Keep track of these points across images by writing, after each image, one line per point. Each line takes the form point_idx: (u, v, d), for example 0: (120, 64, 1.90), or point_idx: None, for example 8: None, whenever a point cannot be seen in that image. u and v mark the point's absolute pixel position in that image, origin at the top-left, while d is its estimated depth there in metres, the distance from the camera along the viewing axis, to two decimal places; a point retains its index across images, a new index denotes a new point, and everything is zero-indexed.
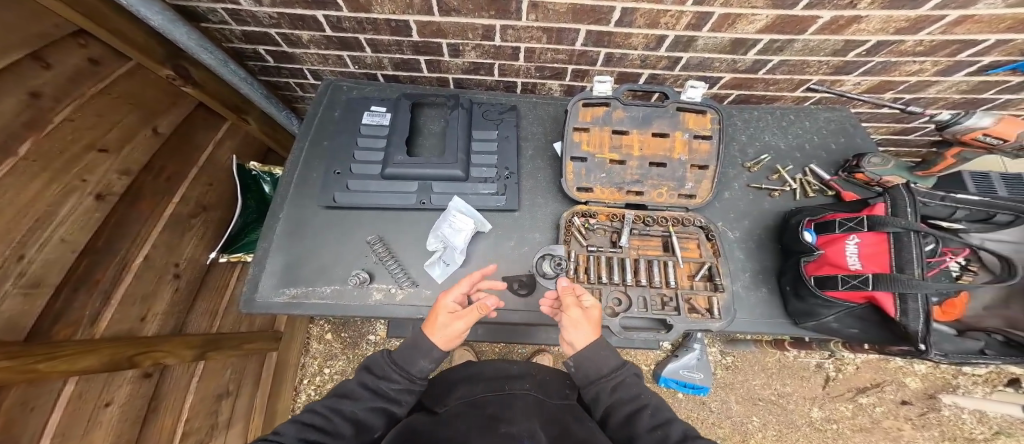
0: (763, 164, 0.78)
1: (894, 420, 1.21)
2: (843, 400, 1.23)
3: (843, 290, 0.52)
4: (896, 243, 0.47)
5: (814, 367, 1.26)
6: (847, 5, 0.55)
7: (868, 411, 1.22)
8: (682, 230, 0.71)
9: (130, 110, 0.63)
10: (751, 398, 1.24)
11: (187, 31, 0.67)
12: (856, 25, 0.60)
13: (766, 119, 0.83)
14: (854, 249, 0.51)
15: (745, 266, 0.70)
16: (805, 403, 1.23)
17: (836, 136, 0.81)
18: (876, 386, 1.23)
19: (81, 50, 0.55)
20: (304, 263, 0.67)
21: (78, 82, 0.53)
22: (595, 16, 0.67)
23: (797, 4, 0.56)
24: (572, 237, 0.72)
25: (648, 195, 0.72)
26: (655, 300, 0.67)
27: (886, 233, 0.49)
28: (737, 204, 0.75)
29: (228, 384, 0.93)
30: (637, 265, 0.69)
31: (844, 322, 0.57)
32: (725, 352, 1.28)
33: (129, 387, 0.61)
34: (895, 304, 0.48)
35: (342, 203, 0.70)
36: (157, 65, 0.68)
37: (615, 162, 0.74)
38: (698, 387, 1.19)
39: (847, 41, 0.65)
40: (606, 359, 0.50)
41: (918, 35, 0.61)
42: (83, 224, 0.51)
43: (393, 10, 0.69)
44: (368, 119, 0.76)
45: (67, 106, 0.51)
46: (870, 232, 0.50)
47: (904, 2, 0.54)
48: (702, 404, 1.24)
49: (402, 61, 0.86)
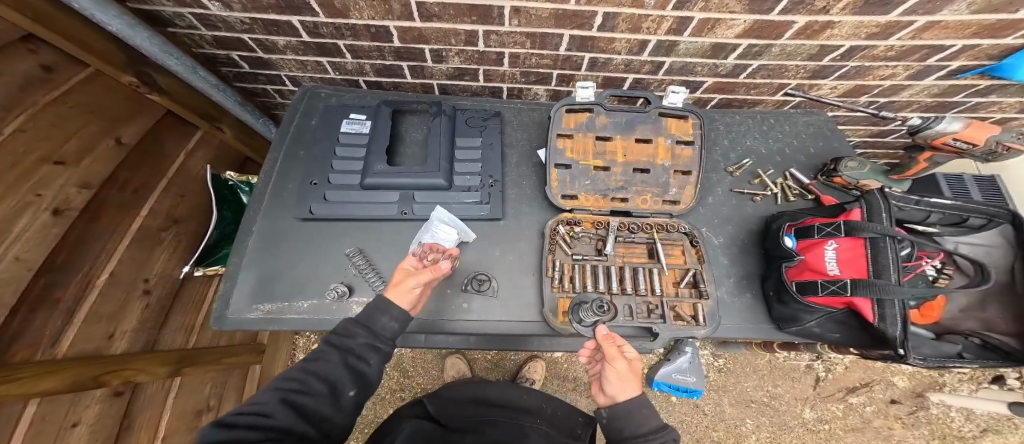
0: (745, 168, 0.78)
1: (885, 419, 1.21)
2: (834, 400, 1.24)
3: (823, 296, 0.51)
4: (873, 248, 0.47)
5: (805, 368, 1.27)
6: (819, 11, 0.56)
7: (858, 410, 1.23)
8: (667, 236, 0.71)
9: (90, 119, 0.60)
10: (744, 400, 1.24)
11: (150, 36, 0.65)
12: (830, 30, 0.60)
13: (748, 123, 0.84)
14: (833, 254, 0.51)
15: (729, 272, 0.70)
16: (798, 404, 1.23)
17: (816, 140, 0.82)
18: (865, 385, 1.24)
19: (32, 56, 0.53)
20: (280, 277, 0.64)
21: (30, 91, 0.51)
22: (577, 21, 0.66)
23: (773, 9, 0.57)
24: (556, 245, 0.71)
25: (632, 202, 0.72)
26: (641, 307, 0.66)
27: (862, 238, 0.49)
28: (721, 209, 0.75)
29: (209, 399, 0.90)
30: (622, 272, 0.68)
31: (829, 327, 0.56)
32: (717, 354, 1.28)
33: (98, 406, 0.58)
34: (873, 309, 0.47)
35: (320, 215, 0.68)
36: (118, 72, 0.65)
37: (599, 168, 0.73)
38: (691, 390, 1.18)
39: (822, 46, 0.66)
40: (645, 417, 0.47)
41: (891, 40, 0.62)
42: (40, 241, 0.48)
43: (371, 16, 0.68)
44: (347, 128, 0.75)
45: (19, 116, 0.48)
46: (847, 237, 0.50)
47: (876, 8, 0.55)
48: (695, 407, 1.24)
49: (384, 66, 0.85)
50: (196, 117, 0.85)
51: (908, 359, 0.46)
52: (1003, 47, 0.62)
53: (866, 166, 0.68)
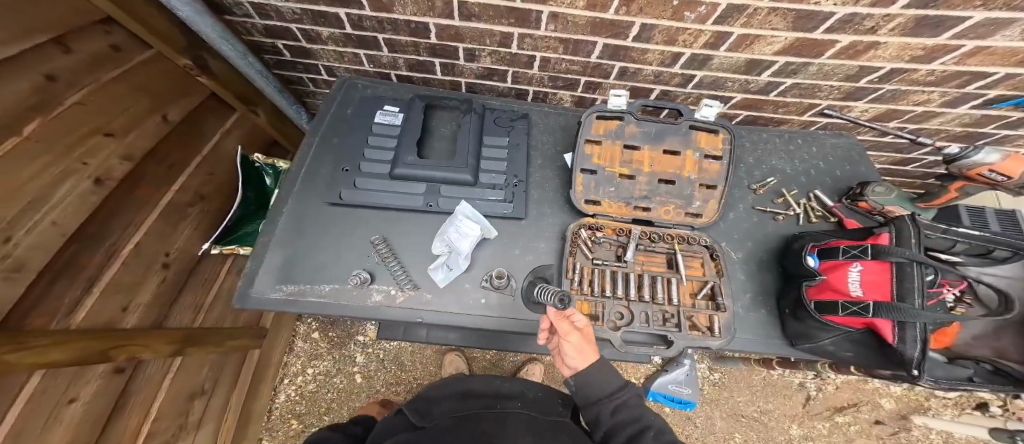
0: (769, 186, 0.79)
1: (867, 439, 1.22)
2: (821, 418, 1.24)
3: (842, 316, 0.53)
4: (898, 273, 0.48)
5: (797, 386, 1.27)
6: (867, 31, 0.57)
7: (843, 429, 1.23)
8: (687, 248, 0.72)
9: (144, 96, 0.61)
10: (735, 415, 1.24)
11: (212, 22, 0.67)
12: (874, 50, 0.62)
13: (774, 143, 0.85)
14: (857, 276, 0.52)
15: (745, 287, 0.71)
16: (787, 421, 1.24)
17: (842, 163, 0.83)
18: (852, 405, 1.25)
19: (105, 37, 0.55)
20: (305, 260, 0.65)
21: (97, 69, 0.52)
22: (614, 31, 0.68)
23: (819, 28, 0.58)
24: (577, 249, 0.71)
25: (655, 212, 0.73)
26: (657, 315, 0.66)
27: (889, 262, 0.49)
28: (741, 226, 0.76)
29: (204, 383, 0.89)
30: (641, 279, 0.69)
31: (844, 346, 0.57)
32: (713, 369, 1.29)
33: (98, 382, 0.58)
34: (894, 331, 0.48)
35: (348, 201, 0.69)
36: (178, 55, 0.67)
37: (624, 177, 0.74)
38: (685, 401, 1.19)
39: (862, 67, 0.67)
40: (608, 382, 0.57)
41: (932, 64, 0.63)
42: (78, 209, 0.48)
43: (414, 12, 0.70)
44: (380, 118, 0.76)
45: (82, 89, 0.50)
46: (874, 261, 0.51)
47: (925, 30, 0.56)
48: (687, 419, 1.24)
49: (417, 62, 0.86)
50: (236, 101, 0.86)
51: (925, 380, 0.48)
52: None
53: (894, 192, 0.68)
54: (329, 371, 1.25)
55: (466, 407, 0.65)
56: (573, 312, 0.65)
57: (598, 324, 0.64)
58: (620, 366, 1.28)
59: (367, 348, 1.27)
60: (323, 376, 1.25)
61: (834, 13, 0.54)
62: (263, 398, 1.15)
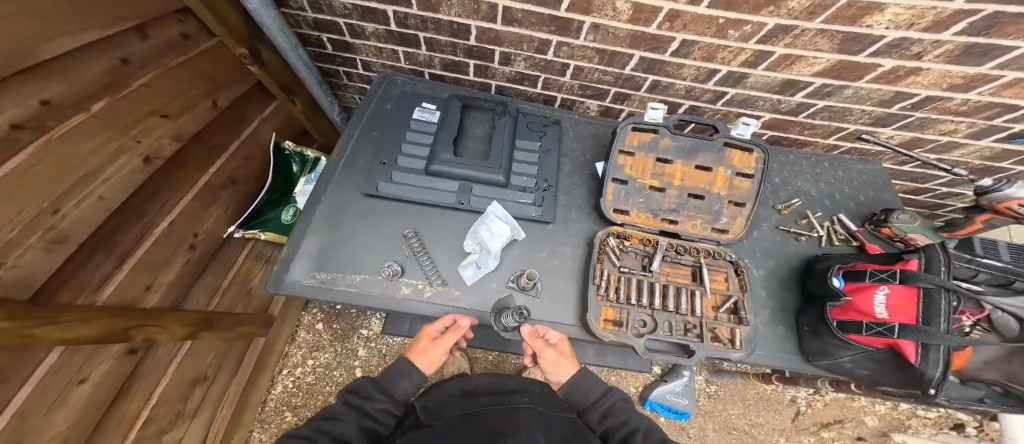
0: (794, 207, 0.81)
1: None
2: (808, 433, 1.26)
3: (865, 335, 0.55)
4: (926, 298, 0.49)
5: (788, 401, 1.29)
6: (912, 56, 0.60)
7: None
8: (712, 262, 0.73)
9: (198, 82, 0.62)
10: (727, 427, 1.25)
11: (274, 14, 0.69)
12: (913, 76, 0.64)
13: (801, 166, 0.87)
14: (883, 299, 0.54)
15: (765, 304, 0.72)
16: (775, 434, 1.25)
17: (866, 189, 0.86)
18: (838, 422, 1.27)
19: (177, 26, 0.57)
20: (340, 249, 0.66)
21: (164, 53, 0.54)
22: (654, 44, 0.69)
23: (864, 51, 0.60)
24: (604, 256, 0.73)
25: (682, 225, 0.75)
26: (679, 325, 0.68)
27: (917, 287, 0.50)
28: (764, 244, 0.78)
29: (208, 368, 0.88)
30: (665, 287, 0.70)
31: (861, 364, 0.59)
32: (710, 381, 1.29)
33: (111, 363, 0.57)
34: (917, 350, 0.50)
35: (384, 194, 0.70)
36: (236, 45, 0.68)
37: (655, 188, 0.76)
38: (681, 412, 1.20)
39: (898, 93, 0.69)
40: (592, 385, 0.60)
41: (967, 94, 0.66)
42: (125, 185, 0.48)
43: (459, 14, 0.71)
44: (418, 115, 0.77)
45: (148, 72, 0.51)
46: (901, 284, 0.52)
47: (971, 58, 0.58)
48: (680, 429, 1.24)
49: (452, 62, 0.87)
50: (278, 90, 0.87)
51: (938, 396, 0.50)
52: None
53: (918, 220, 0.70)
54: (330, 364, 1.25)
55: (473, 404, 0.57)
56: (598, 316, 0.66)
57: (623, 330, 0.65)
58: (619, 376, 1.29)
59: (370, 342, 1.27)
60: (323, 369, 1.24)
61: (885, 36, 0.56)
62: (261, 388, 1.14)
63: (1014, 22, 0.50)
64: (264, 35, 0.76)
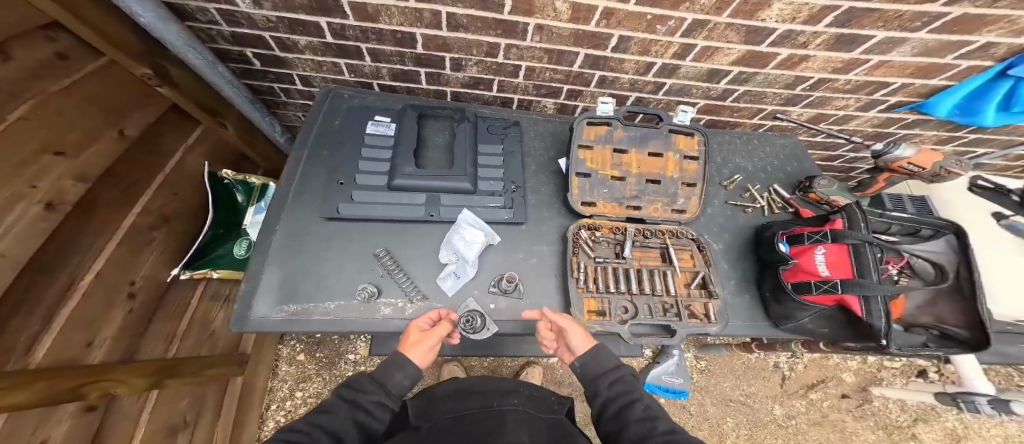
0: (736, 183, 0.88)
1: (838, 412, 1.37)
2: (797, 397, 1.37)
3: (815, 295, 0.60)
4: (855, 251, 0.57)
5: (773, 367, 1.40)
6: (800, 45, 0.67)
7: (817, 405, 1.37)
8: (678, 241, 0.78)
9: (94, 110, 0.55)
10: (724, 400, 1.34)
11: (176, 29, 0.63)
12: (805, 62, 0.72)
13: (735, 144, 0.97)
14: (822, 258, 0.60)
15: (729, 275, 0.78)
16: (769, 401, 1.36)
17: (790, 161, 0.95)
18: (821, 382, 1.40)
19: (49, 44, 0.48)
20: (307, 278, 0.61)
21: (42, 78, 0.45)
22: (595, 41, 0.72)
23: (765, 41, 0.67)
24: (579, 249, 0.74)
25: (645, 210, 0.78)
26: (658, 307, 0.71)
27: (846, 243, 0.58)
28: (718, 219, 0.84)
29: (186, 415, 0.78)
30: (639, 272, 0.74)
31: (820, 323, 0.65)
32: (699, 357, 1.39)
33: (68, 424, 0.47)
34: (861, 305, 0.56)
35: (346, 215, 0.66)
36: (135, 64, 0.60)
37: (615, 178, 0.79)
38: (677, 390, 1.26)
39: (797, 77, 0.78)
40: (605, 360, 0.57)
41: (848, 74, 0.76)
42: (30, 235, 0.41)
43: (401, 22, 0.69)
44: (373, 129, 0.74)
45: (23, 104, 0.43)
46: (833, 243, 0.59)
47: (843, 46, 0.67)
48: (682, 408, 1.32)
49: (401, 71, 0.85)
50: (202, 112, 0.79)
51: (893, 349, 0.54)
52: (928, 87, 0.79)
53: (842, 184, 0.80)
54: (320, 393, 1.16)
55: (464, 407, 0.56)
56: (582, 310, 0.67)
57: (609, 319, 0.68)
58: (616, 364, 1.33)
59: (360, 366, 1.19)
60: (314, 399, 1.15)
61: (776, 28, 0.63)
62: (251, 427, 1.04)
63: (866, 16, 0.58)
64: (168, 51, 0.67)
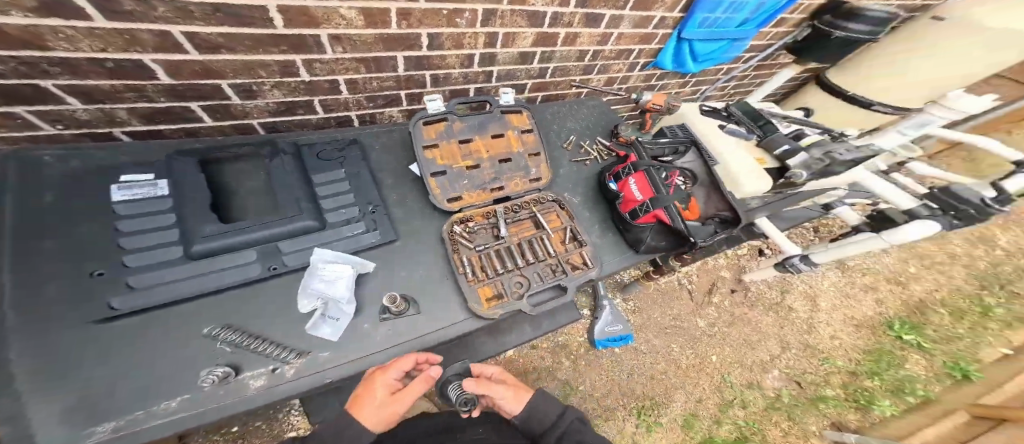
0: (573, 143, 1.04)
1: (740, 307, 2.04)
2: (708, 305, 2.02)
3: (642, 216, 0.79)
4: (647, 174, 0.81)
5: (681, 286, 2.05)
6: (567, 24, 0.84)
7: (722, 304, 2.04)
8: (543, 207, 0.87)
9: None
10: (663, 329, 1.93)
11: None
12: (578, 38, 0.90)
13: (564, 114, 1.11)
14: (634, 185, 0.82)
15: (592, 222, 0.91)
16: (693, 316, 1.99)
17: (601, 116, 1.14)
18: (711, 287, 2.07)
19: None
20: (105, 395, 0.44)
21: None
22: (406, 43, 0.72)
23: (545, 22, 0.80)
24: (458, 245, 0.75)
25: (508, 188, 0.84)
26: (547, 271, 0.79)
27: (642, 170, 0.82)
28: (572, 177, 0.97)
29: None
30: (520, 245, 0.80)
31: (657, 238, 0.83)
32: (624, 301, 1.95)
33: None
34: (667, 215, 0.77)
35: (132, 307, 0.50)
36: None
37: (470, 168, 0.81)
38: (623, 336, 1.83)
39: (580, 51, 0.96)
40: (551, 408, 0.68)
41: (606, 45, 0.99)
42: None
43: (103, 48, 0.47)
44: (122, 194, 0.56)
45: None
46: (636, 172, 0.83)
47: (594, 22, 0.87)
48: (638, 351, 1.85)
49: (160, 111, 0.64)
50: None
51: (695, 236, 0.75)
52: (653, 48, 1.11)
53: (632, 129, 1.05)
54: None
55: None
56: (480, 300, 0.69)
57: (506, 299, 0.72)
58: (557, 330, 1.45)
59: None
60: None
61: (546, 10, 0.77)
62: None
63: None
64: None
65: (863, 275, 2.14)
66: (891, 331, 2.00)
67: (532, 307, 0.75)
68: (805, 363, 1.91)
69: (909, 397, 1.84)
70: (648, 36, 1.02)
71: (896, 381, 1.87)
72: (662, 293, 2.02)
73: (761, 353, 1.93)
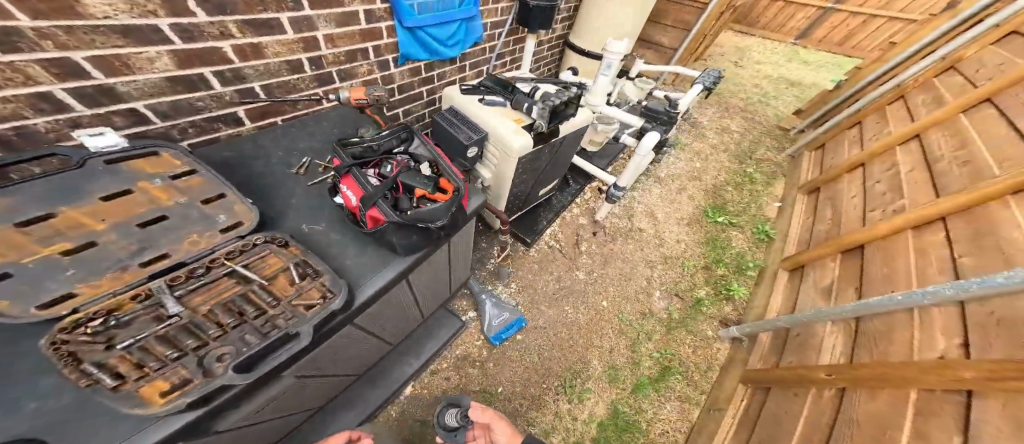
0: (308, 165, 0.94)
1: (607, 247, 2.20)
2: (579, 257, 2.12)
3: (367, 218, 0.76)
4: (351, 175, 0.79)
5: (551, 249, 2.13)
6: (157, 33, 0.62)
7: (592, 251, 2.16)
8: (250, 255, 0.68)
9: None
10: (551, 295, 1.95)
11: None
12: None
13: (294, 143, 0.99)
14: (346, 190, 0.79)
15: (343, 245, 0.80)
16: (571, 273, 2.04)
17: (346, 124, 1.09)
18: (579, 243, 2.18)
19: None
20: None
21: None
22: None
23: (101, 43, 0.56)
24: (69, 359, 0.49)
25: (176, 252, 0.66)
26: (265, 325, 0.60)
27: (346, 173, 0.79)
28: (310, 206, 0.85)
29: None
30: (210, 314, 0.59)
31: (404, 236, 0.78)
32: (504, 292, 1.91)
33: None
34: (380, 210, 0.74)
35: None
36: None
37: (75, 250, 0.60)
38: (514, 320, 1.79)
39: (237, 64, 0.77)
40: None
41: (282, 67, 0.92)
42: None
43: None
44: None
45: None
46: (343, 177, 0.80)
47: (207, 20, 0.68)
48: (536, 330, 1.81)
49: None
50: None
51: (428, 225, 0.77)
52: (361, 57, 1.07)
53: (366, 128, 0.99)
54: None
55: None
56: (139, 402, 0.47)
57: (195, 382, 0.51)
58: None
59: None
60: None
61: None
62: None
63: None
64: None
65: (674, 181, 2.68)
66: (709, 218, 2.47)
67: (250, 374, 0.56)
68: (674, 274, 2.15)
69: (751, 271, 2.21)
70: (377, 33, 1.31)
71: (732, 256, 2.28)
72: (541, 263, 2.05)
73: (640, 278, 2.09)
